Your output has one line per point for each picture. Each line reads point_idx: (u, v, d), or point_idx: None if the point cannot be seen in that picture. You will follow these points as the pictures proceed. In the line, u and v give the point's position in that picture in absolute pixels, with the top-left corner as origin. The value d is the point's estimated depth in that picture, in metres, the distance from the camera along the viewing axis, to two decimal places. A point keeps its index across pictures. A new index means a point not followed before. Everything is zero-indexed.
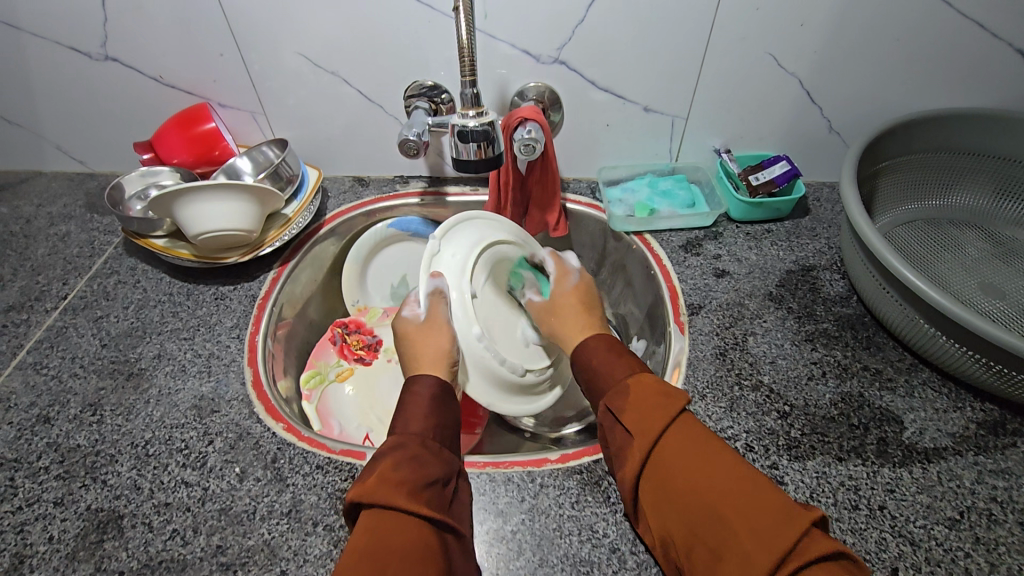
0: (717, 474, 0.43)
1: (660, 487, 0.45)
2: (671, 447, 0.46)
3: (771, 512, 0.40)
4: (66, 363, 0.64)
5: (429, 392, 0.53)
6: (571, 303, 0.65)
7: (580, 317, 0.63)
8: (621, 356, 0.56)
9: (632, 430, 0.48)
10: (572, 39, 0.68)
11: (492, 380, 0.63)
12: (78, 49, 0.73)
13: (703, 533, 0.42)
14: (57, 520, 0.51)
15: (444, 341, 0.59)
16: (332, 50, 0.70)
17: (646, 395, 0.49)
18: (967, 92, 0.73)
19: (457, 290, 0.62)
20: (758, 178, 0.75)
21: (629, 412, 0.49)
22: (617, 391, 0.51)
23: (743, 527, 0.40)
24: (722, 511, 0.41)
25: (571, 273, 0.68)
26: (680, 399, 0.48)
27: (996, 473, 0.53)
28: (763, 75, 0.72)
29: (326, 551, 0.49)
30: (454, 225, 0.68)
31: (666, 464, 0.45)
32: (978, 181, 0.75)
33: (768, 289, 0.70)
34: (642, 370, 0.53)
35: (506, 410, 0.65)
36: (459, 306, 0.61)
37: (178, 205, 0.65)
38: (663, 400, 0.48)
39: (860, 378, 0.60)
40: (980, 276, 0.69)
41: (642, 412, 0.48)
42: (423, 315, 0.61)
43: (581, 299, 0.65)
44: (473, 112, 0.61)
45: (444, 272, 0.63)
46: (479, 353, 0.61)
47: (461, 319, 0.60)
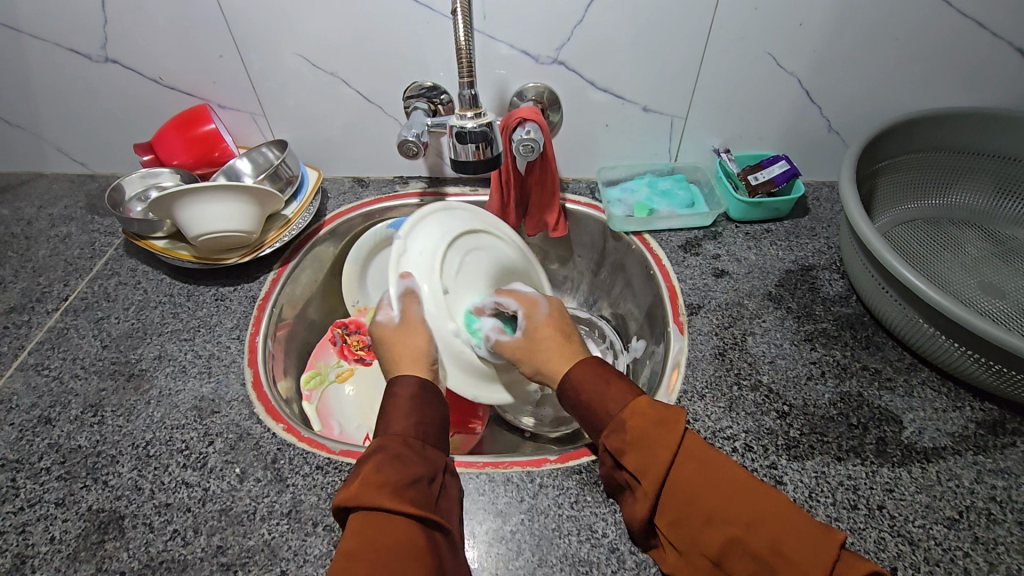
0: (736, 502, 0.43)
1: (679, 521, 0.45)
2: (683, 478, 0.46)
3: (800, 542, 0.41)
4: (67, 364, 0.65)
5: (409, 393, 0.52)
6: (548, 335, 0.60)
7: (560, 347, 0.59)
8: (611, 383, 0.53)
9: (639, 471, 0.47)
10: (571, 39, 0.68)
11: (474, 371, 0.61)
12: (78, 51, 0.73)
13: (731, 565, 0.42)
14: (58, 520, 0.52)
15: (422, 340, 0.57)
16: (331, 51, 0.70)
17: (644, 426, 0.48)
18: (966, 91, 0.73)
19: (430, 288, 0.58)
20: (757, 178, 0.75)
21: (632, 449, 0.48)
22: (615, 429, 0.49)
23: (777, 560, 0.41)
24: (754, 546, 0.41)
25: (539, 302, 0.63)
26: (677, 424, 0.47)
27: (995, 472, 0.53)
28: (761, 75, 0.72)
29: (326, 551, 0.49)
30: (420, 219, 0.65)
31: (683, 498, 0.45)
32: (977, 180, 0.75)
33: (767, 289, 0.70)
34: (637, 396, 0.51)
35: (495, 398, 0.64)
36: (434, 303, 0.58)
37: (178, 207, 0.65)
38: (664, 429, 0.47)
39: (860, 378, 0.61)
40: (981, 276, 0.69)
41: (646, 449, 0.47)
42: (397, 317, 0.58)
43: (558, 328, 0.61)
44: (471, 113, 0.61)
45: (414, 270, 0.59)
46: (458, 348, 0.59)
47: (437, 314, 0.57)
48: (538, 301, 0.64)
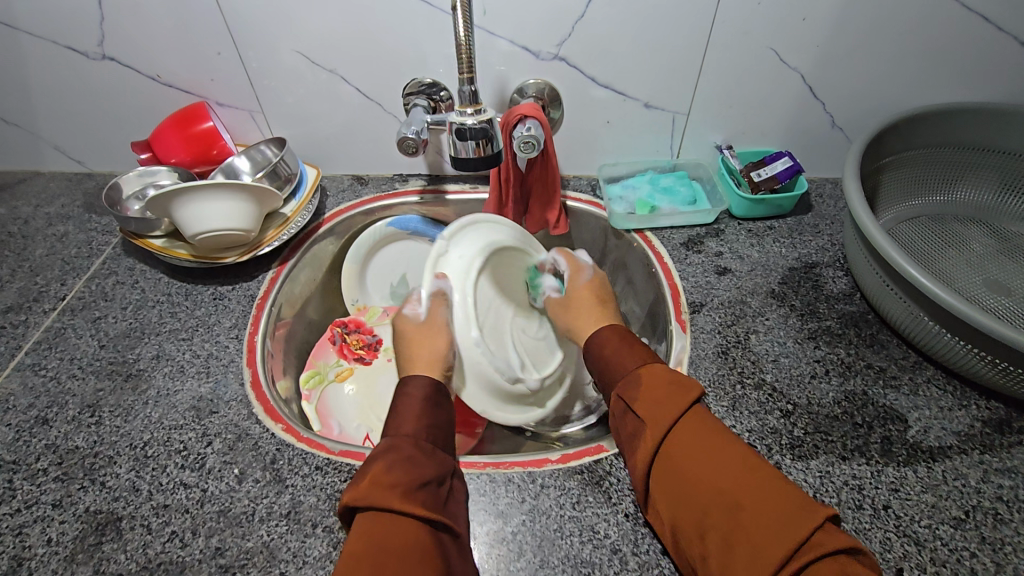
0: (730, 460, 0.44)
1: (673, 471, 0.45)
2: (683, 431, 0.47)
3: (785, 502, 0.40)
4: (64, 364, 0.64)
5: (421, 393, 0.52)
6: (582, 298, 0.67)
7: (594, 311, 0.65)
8: (634, 345, 0.56)
9: (645, 418, 0.48)
10: (572, 35, 0.68)
11: (487, 388, 0.62)
12: (74, 48, 0.72)
13: (715, 519, 0.42)
14: (55, 522, 0.51)
15: (439, 343, 0.60)
16: (329, 47, 0.70)
17: (658, 380, 0.50)
18: (971, 86, 0.72)
19: (460, 293, 0.61)
20: (759, 175, 0.74)
21: (642, 397, 0.50)
22: (630, 379, 0.52)
23: (761, 515, 0.40)
24: (740, 499, 0.41)
25: (585, 268, 0.70)
26: (693, 392, 0.48)
27: (1001, 472, 0.52)
28: (764, 70, 0.71)
29: (325, 552, 0.49)
30: (467, 224, 0.68)
31: (679, 448, 0.46)
32: (983, 177, 0.74)
33: (770, 287, 0.69)
34: (655, 360, 0.54)
35: (501, 418, 0.65)
36: (460, 307, 0.60)
37: (174, 205, 0.64)
38: (676, 386, 0.49)
39: (864, 376, 0.60)
40: (986, 272, 0.68)
41: (655, 399, 0.49)
42: (423, 315, 0.61)
43: (596, 293, 0.67)
44: (471, 109, 0.61)
45: (449, 272, 0.63)
46: (478, 361, 0.60)
47: (460, 321, 0.60)
48: (585, 266, 0.71)
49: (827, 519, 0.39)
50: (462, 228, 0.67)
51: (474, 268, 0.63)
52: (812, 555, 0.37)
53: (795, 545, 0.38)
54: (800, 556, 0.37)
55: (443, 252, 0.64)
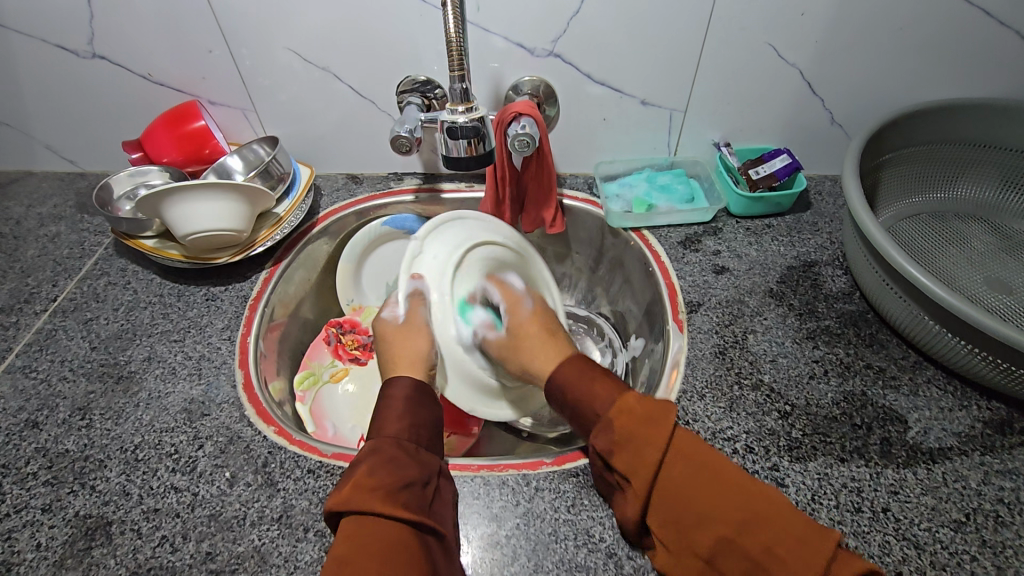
0: (730, 498, 0.43)
1: (672, 518, 0.44)
2: (675, 477, 0.45)
3: (794, 543, 0.40)
4: (55, 366, 0.64)
5: (404, 393, 0.52)
6: (534, 330, 0.62)
7: (547, 343, 0.61)
8: (598, 381, 0.53)
9: (627, 471, 0.46)
10: (567, 31, 0.67)
11: (469, 380, 0.64)
12: (64, 46, 0.71)
13: (726, 563, 0.42)
14: (45, 527, 0.51)
15: (420, 342, 0.59)
16: (322, 45, 0.69)
17: (632, 423, 0.47)
18: (972, 81, 0.71)
19: (436, 294, 0.62)
20: (759, 172, 0.74)
21: (622, 450, 0.47)
22: (603, 427, 0.49)
23: (776, 561, 0.40)
24: (752, 549, 0.41)
25: (523, 299, 0.66)
26: (667, 419, 0.46)
27: (1003, 473, 0.51)
28: (762, 66, 0.70)
29: (317, 557, 0.48)
30: (440, 225, 0.68)
31: (675, 497, 0.44)
32: (984, 173, 0.73)
33: (768, 286, 0.68)
34: (624, 391, 0.51)
35: (490, 414, 0.66)
36: (439, 306, 0.62)
37: (164, 206, 0.63)
38: (653, 428, 0.46)
39: (863, 377, 0.59)
40: (987, 271, 0.68)
41: (634, 448, 0.46)
42: (401, 316, 0.61)
43: (544, 324, 0.63)
44: (462, 108, 0.60)
45: (425, 273, 0.63)
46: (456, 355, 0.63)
47: (438, 319, 0.61)
48: (523, 297, 0.67)
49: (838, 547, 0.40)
50: (439, 226, 0.68)
51: (450, 266, 0.64)
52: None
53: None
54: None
55: (418, 253, 0.65)
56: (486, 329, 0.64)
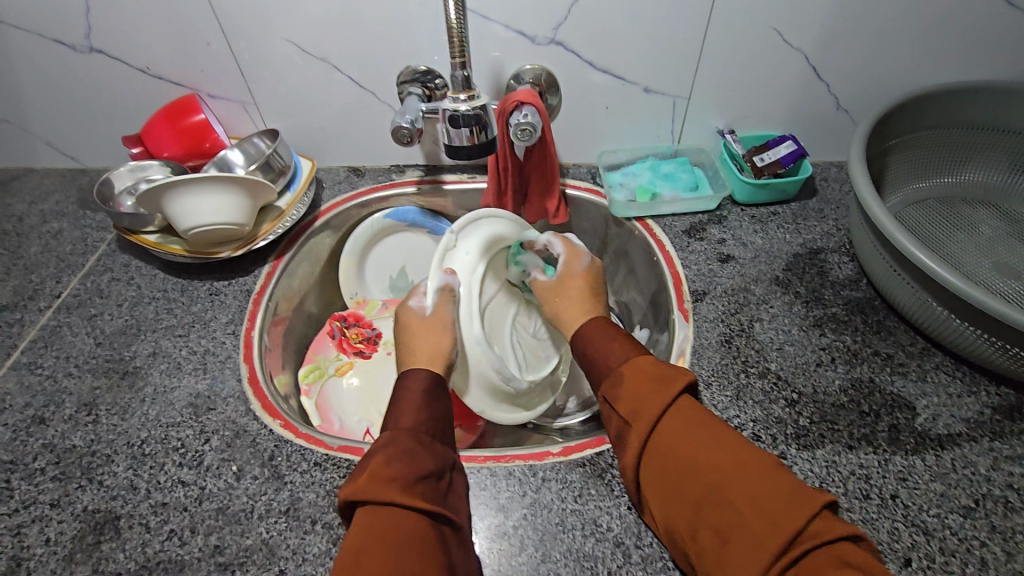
0: (720, 448, 0.42)
1: (663, 465, 0.44)
2: (671, 425, 0.45)
3: (774, 493, 0.39)
4: (60, 363, 0.64)
5: (420, 387, 0.52)
6: (577, 285, 0.64)
7: (585, 302, 0.63)
8: (615, 341, 0.54)
9: (629, 415, 0.47)
10: (569, 18, 0.66)
11: (487, 389, 0.62)
12: (62, 41, 0.71)
13: (708, 512, 0.41)
14: (54, 522, 0.51)
15: (442, 341, 0.59)
16: (321, 35, 0.68)
17: (641, 375, 0.48)
18: (980, 64, 0.70)
19: (466, 291, 0.62)
20: (763, 160, 0.73)
21: (627, 393, 0.48)
22: (614, 376, 0.50)
23: (756, 507, 0.39)
24: (733, 497, 0.40)
25: (582, 255, 0.67)
26: (678, 382, 0.47)
27: (1012, 459, 0.51)
28: (766, 51, 0.69)
29: (325, 549, 0.48)
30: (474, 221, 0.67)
31: (669, 447, 0.44)
32: (992, 157, 0.72)
33: (774, 274, 0.68)
34: (641, 351, 0.52)
35: (499, 418, 0.63)
36: (466, 304, 0.61)
37: (166, 201, 0.63)
38: (661, 378, 0.47)
39: (871, 364, 0.59)
40: (994, 255, 0.67)
41: (641, 392, 0.47)
42: (428, 309, 0.61)
43: (588, 283, 0.65)
44: (464, 96, 0.59)
45: (457, 269, 0.63)
46: (480, 358, 0.60)
47: (465, 317, 0.60)
48: (582, 253, 0.67)
49: (825, 507, 0.38)
50: (472, 224, 0.67)
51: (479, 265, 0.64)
52: (803, 551, 0.36)
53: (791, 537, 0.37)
54: (790, 552, 0.37)
55: (451, 247, 0.64)
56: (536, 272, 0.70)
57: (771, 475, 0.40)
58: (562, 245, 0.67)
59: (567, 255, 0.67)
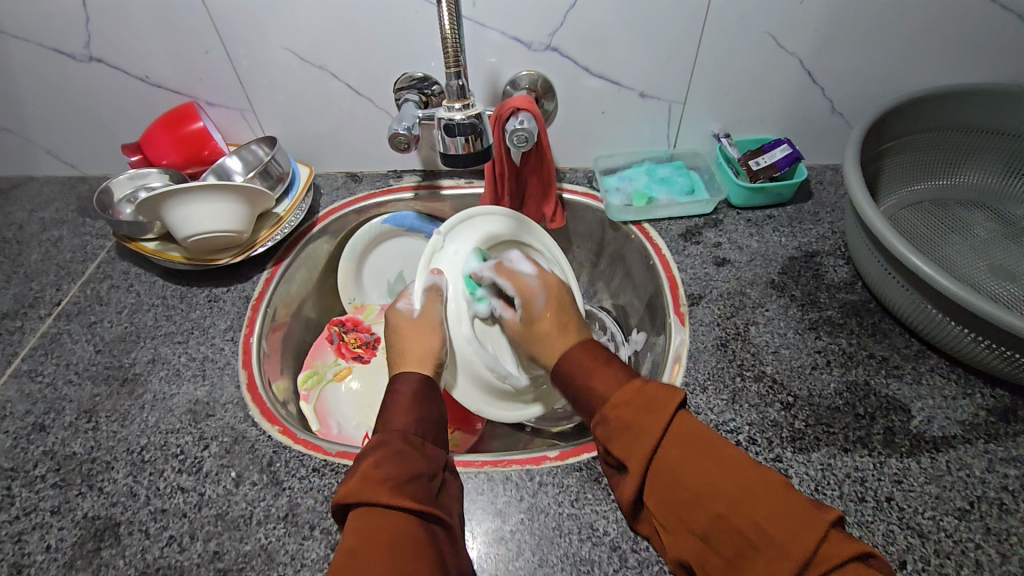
0: (722, 474, 0.43)
1: (665, 501, 0.44)
2: (670, 461, 0.45)
3: (782, 516, 0.39)
4: (60, 370, 0.64)
5: (412, 389, 0.52)
6: (546, 323, 0.60)
7: (553, 343, 0.59)
8: (596, 371, 0.52)
9: (623, 460, 0.46)
10: (564, 24, 0.66)
11: (480, 385, 0.63)
12: (62, 50, 0.71)
13: (719, 541, 0.41)
14: (54, 528, 0.51)
15: (434, 342, 0.59)
16: (318, 43, 0.69)
17: (630, 414, 0.47)
18: (972, 66, 0.70)
19: (454, 290, 0.63)
20: (758, 163, 0.73)
21: (617, 437, 0.47)
22: (602, 418, 0.49)
23: (765, 537, 0.39)
24: (742, 526, 0.40)
25: (537, 292, 0.63)
26: (665, 413, 0.46)
27: (1006, 461, 0.51)
28: (760, 56, 0.69)
29: (323, 554, 0.48)
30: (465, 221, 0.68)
31: (671, 477, 0.44)
32: (986, 159, 0.72)
33: (770, 277, 0.68)
34: (626, 379, 0.51)
35: (496, 415, 0.65)
36: (455, 303, 0.62)
37: (165, 208, 0.64)
38: (651, 415, 0.46)
39: (866, 367, 0.59)
40: (989, 257, 0.67)
41: (630, 437, 0.46)
42: (417, 311, 0.61)
43: (557, 319, 0.60)
44: (460, 104, 0.60)
45: (444, 269, 0.64)
46: (469, 355, 0.62)
47: (452, 315, 0.62)
48: (537, 289, 0.63)
49: (832, 525, 0.39)
50: (462, 223, 0.68)
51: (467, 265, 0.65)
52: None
53: (803, 562, 0.38)
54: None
55: (439, 248, 0.66)
56: (501, 309, 0.64)
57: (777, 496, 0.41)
58: (506, 278, 0.64)
59: (522, 294, 0.63)
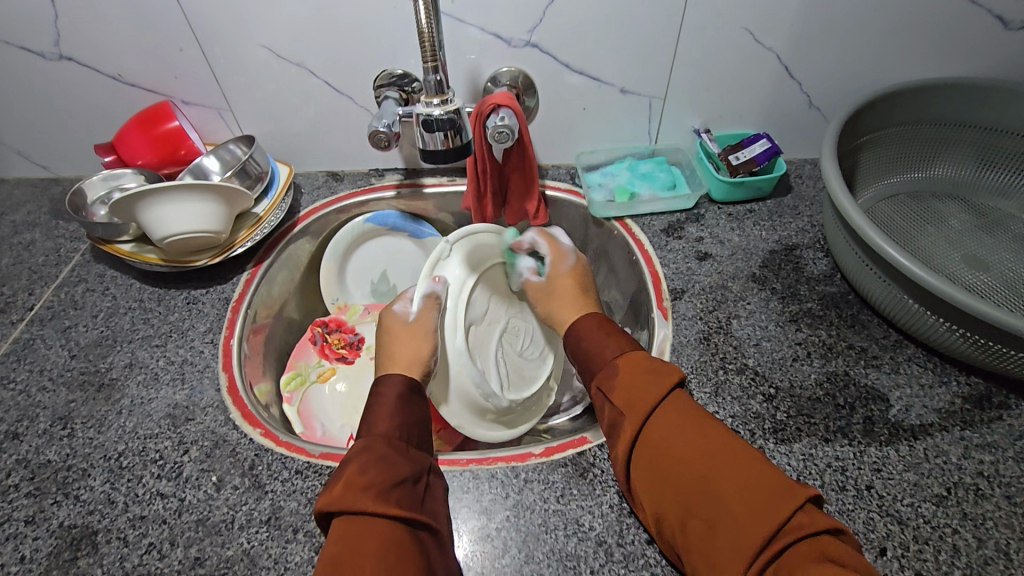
0: (709, 440, 0.43)
1: (653, 463, 0.44)
2: (667, 417, 0.45)
3: (761, 484, 0.39)
4: (33, 376, 0.62)
5: (394, 391, 0.51)
6: (566, 286, 0.65)
7: (575, 299, 0.63)
8: (610, 333, 0.54)
9: (624, 406, 0.46)
10: (543, 21, 0.66)
11: (464, 401, 0.62)
12: (30, 49, 0.70)
13: (698, 506, 0.40)
14: (29, 539, 0.50)
15: (421, 346, 0.59)
16: (295, 40, 0.68)
17: (637, 368, 0.48)
18: (944, 61, 0.72)
19: (452, 301, 0.63)
20: (738, 158, 0.73)
21: (621, 388, 0.48)
22: (610, 368, 0.50)
23: (740, 500, 0.39)
24: (721, 489, 0.40)
25: (567, 254, 0.67)
26: (673, 374, 0.47)
27: (982, 447, 0.52)
28: (739, 52, 0.70)
29: (307, 558, 0.48)
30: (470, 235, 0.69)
31: (660, 438, 0.44)
32: (959, 152, 0.74)
33: (751, 270, 0.69)
34: (636, 346, 0.52)
35: (474, 433, 0.64)
36: (450, 314, 0.62)
37: (139, 209, 0.62)
38: (661, 368, 0.48)
39: (845, 357, 0.60)
40: (964, 248, 0.69)
41: (636, 384, 0.47)
42: (411, 315, 0.61)
43: (579, 282, 0.65)
44: (438, 100, 0.59)
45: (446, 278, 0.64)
46: (460, 368, 0.61)
47: (448, 326, 0.62)
48: (567, 253, 0.68)
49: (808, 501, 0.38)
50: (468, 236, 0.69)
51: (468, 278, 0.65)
52: (785, 544, 0.36)
53: (772, 529, 0.37)
54: (777, 542, 0.37)
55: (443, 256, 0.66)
56: (530, 273, 0.70)
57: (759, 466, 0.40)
58: (543, 241, 0.69)
59: (552, 255, 0.68)
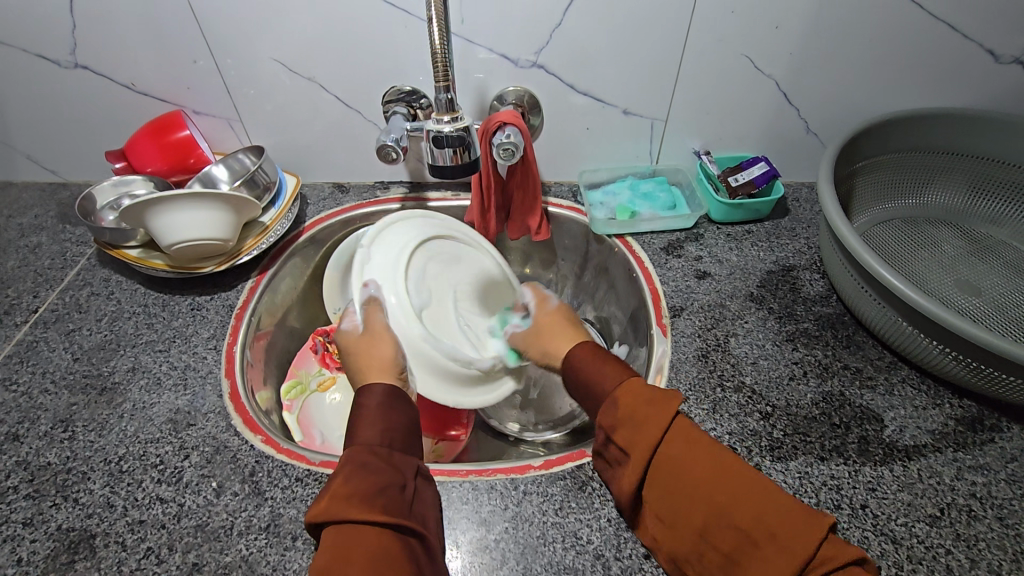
0: (719, 472, 0.43)
1: (665, 492, 0.44)
2: (676, 453, 0.44)
3: (779, 528, 0.39)
4: (36, 378, 0.63)
5: (375, 402, 0.50)
6: (553, 324, 0.64)
7: (567, 332, 0.62)
8: (607, 363, 0.52)
9: (625, 447, 0.46)
10: (550, 43, 0.68)
11: (449, 377, 0.63)
12: (46, 56, 0.71)
13: (719, 536, 0.41)
14: (26, 540, 0.50)
15: (387, 348, 0.57)
16: (308, 55, 0.70)
17: (636, 401, 0.47)
18: (938, 91, 0.74)
19: (393, 295, 0.61)
20: (737, 180, 0.76)
21: (622, 426, 0.46)
22: (607, 407, 0.48)
23: (766, 538, 0.39)
24: (739, 522, 0.40)
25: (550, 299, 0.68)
26: (672, 405, 0.45)
27: (974, 469, 0.53)
28: (738, 78, 0.72)
29: (306, 564, 0.48)
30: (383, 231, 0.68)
31: (671, 476, 0.44)
32: (952, 179, 0.76)
33: (749, 290, 0.70)
34: (629, 377, 0.50)
35: (473, 403, 0.66)
36: (396, 308, 0.60)
37: (149, 216, 0.63)
38: (650, 411, 0.45)
39: (841, 377, 0.61)
40: (957, 273, 0.70)
41: (631, 425, 0.46)
42: (360, 326, 0.59)
43: (564, 316, 0.65)
44: (449, 117, 0.61)
45: (377, 279, 0.62)
46: (429, 351, 0.60)
47: (397, 319, 0.60)
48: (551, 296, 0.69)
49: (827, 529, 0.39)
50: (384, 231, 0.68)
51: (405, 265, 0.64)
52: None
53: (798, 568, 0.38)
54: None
55: (366, 261, 0.64)
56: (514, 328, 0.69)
57: (771, 496, 0.41)
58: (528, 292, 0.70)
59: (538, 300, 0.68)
